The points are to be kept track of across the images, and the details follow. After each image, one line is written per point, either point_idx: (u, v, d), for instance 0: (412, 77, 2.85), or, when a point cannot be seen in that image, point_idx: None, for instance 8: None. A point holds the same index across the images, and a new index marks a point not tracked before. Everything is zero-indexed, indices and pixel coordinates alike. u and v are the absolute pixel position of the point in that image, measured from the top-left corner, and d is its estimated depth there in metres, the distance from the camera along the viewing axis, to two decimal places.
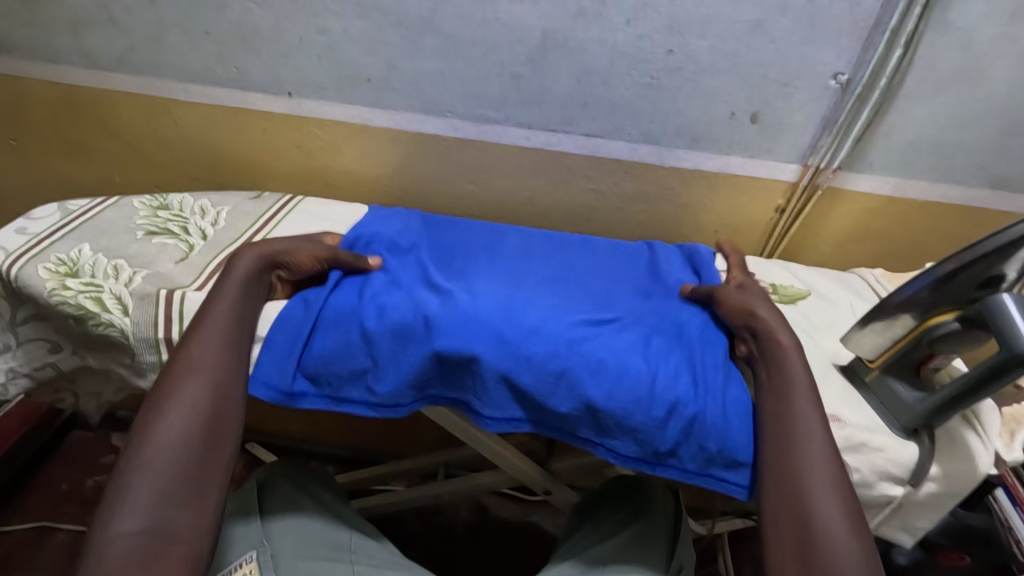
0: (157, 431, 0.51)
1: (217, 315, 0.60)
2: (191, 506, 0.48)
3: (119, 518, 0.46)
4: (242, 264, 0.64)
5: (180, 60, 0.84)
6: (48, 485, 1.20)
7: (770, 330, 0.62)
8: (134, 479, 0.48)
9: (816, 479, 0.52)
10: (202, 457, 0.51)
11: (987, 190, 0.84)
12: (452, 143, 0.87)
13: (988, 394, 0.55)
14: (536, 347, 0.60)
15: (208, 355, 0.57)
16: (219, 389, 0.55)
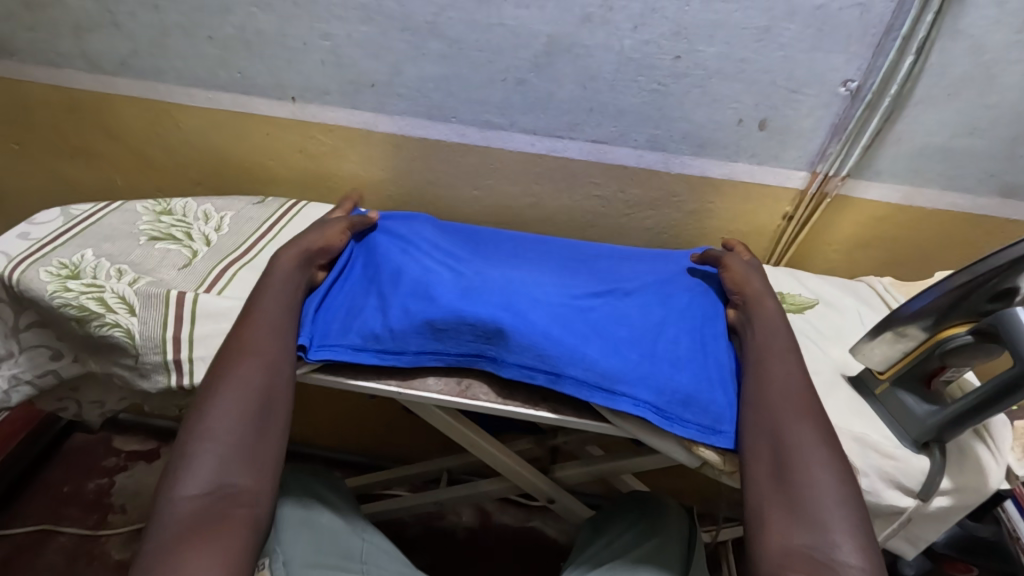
0: (215, 405, 0.54)
1: (268, 297, 0.63)
2: (248, 470, 0.51)
3: (184, 481, 0.49)
4: (291, 249, 0.68)
5: (184, 64, 0.83)
6: (49, 489, 1.19)
7: (759, 296, 0.69)
8: (195, 447, 0.51)
9: (790, 412, 0.56)
10: (257, 428, 0.54)
11: (997, 198, 0.84)
12: (456, 149, 0.87)
13: (1001, 408, 0.54)
14: (539, 310, 0.65)
15: (261, 332, 0.59)
16: (272, 362, 0.58)
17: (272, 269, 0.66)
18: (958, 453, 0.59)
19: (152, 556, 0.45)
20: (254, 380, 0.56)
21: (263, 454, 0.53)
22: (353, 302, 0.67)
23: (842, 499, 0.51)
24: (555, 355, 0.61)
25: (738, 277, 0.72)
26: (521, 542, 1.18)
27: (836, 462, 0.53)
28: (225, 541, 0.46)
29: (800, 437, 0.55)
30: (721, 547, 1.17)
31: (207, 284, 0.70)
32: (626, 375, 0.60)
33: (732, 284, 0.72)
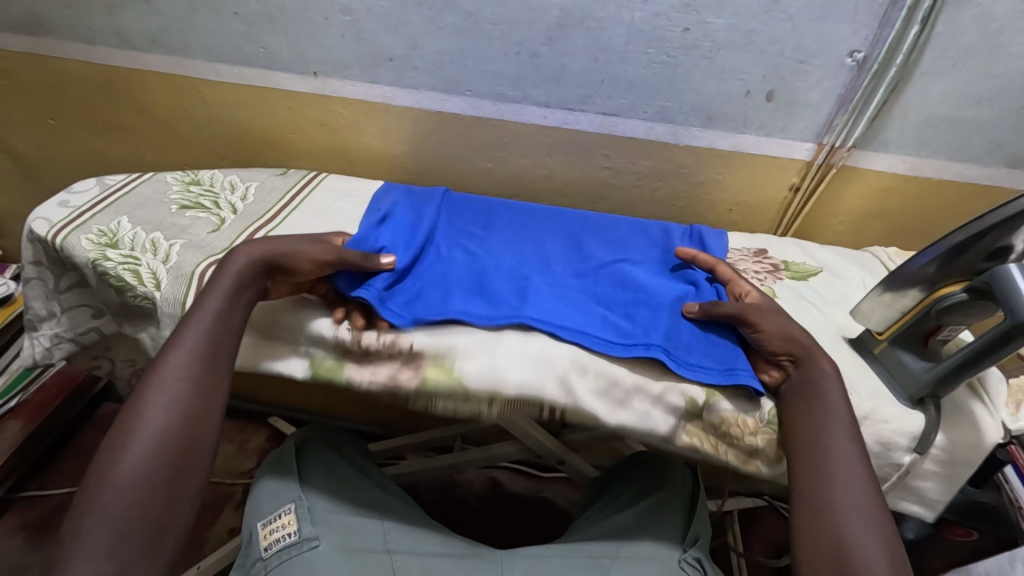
0: (118, 470, 0.50)
1: (197, 329, 0.58)
2: (143, 553, 0.48)
3: (73, 565, 0.45)
4: (244, 253, 0.63)
5: (211, 39, 0.86)
6: (84, 452, 1.26)
7: (810, 354, 0.60)
8: (86, 525, 0.47)
9: (864, 520, 0.51)
10: (164, 499, 0.50)
11: (1003, 168, 0.84)
12: (471, 122, 0.89)
13: (992, 362, 0.56)
14: (558, 285, 0.70)
15: (179, 382, 0.55)
16: (189, 419, 0.54)
17: (209, 288, 0.61)
18: (954, 409, 0.62)
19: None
20: (169, 444, 0.52)
21: (165, 531, 0.49)
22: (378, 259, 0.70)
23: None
24: (567, 321, 0.64)
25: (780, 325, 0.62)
26: (531, 509, 1.22)
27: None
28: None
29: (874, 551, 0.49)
30: (727, 516, 1.21)
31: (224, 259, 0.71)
32: (635, 332, 0.63)
33: (774, 344, 0.61)
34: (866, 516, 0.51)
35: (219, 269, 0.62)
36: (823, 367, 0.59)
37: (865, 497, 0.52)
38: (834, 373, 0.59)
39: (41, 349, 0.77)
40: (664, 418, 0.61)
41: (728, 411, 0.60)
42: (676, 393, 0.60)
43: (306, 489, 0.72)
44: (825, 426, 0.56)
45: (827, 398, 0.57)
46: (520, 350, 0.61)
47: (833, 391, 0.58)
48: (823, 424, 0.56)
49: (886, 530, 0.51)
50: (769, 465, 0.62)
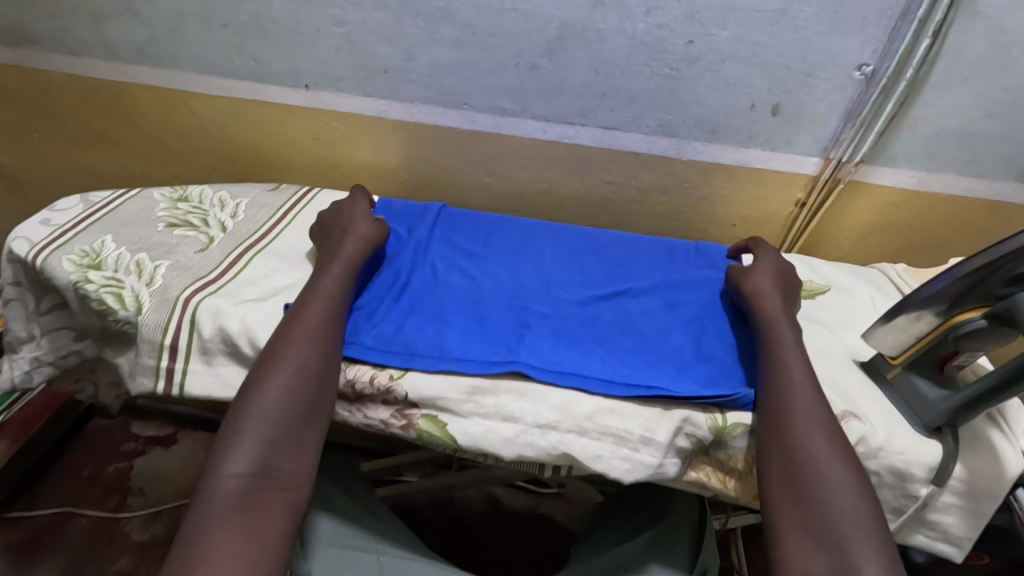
0: (266, 384, 0.55)
1: (326, 281, 0.64)
2: (293, 454, 0.53)
3: (230, 460, 0.50)
4: (351, 242, 0.69)
5: (200, 51, 0.84)
6: (71, 470, 1.23)
7: (759, 297, 0.65)
8: (244, 427, 0.53)
9: (808, 428, 0.53)
10: (306, 415, 0.55)
11: (1013, 183, 0.83)
12: (468, 135, 0.87)
13: (1013, 393, 0.53)
14: (557, 319, 0.68)
15: (315, 318, 0.60)
16: (325, 347, 0.58)
17: (334, 254, 0.67)
18: (971, 438, 0.59)
19: (194, 531, 0.47)
20: (311, 365, 0.56)
21: (309, 439, 0.54)
22: (367, 303, 0.68)
23: (857, 517, 0.48)
24: (566, 363, 0.61)
25: (751, 281, 0.67)
26: (530, 527, 1.19)
27: (856, 479, 0.51)
28: (264, 532, 0.48)
29: (816, 448, 0.52)
30: (731, 534, 1.17)
31: (206, 283, 0.68)
32: (641, 371, 0.61)
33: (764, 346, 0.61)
34: (812, 424, 0.54)
35: (331, 241, 0.70)
36: (770, 309, 0.63)
37: (807, 405, 0.55)
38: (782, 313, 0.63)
39: (20, 372, 0.74)
40: (674, 463, 0.58)
41: (741, 450, 0.58)
42: (684, 436, 0.58)
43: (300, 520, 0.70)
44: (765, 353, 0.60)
45: (778, 339, 0.60)
46: (515, 409, 0.58)
47: (778, 320, 0.62)
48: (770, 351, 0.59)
49: (829, 437, 0.53)
50: None
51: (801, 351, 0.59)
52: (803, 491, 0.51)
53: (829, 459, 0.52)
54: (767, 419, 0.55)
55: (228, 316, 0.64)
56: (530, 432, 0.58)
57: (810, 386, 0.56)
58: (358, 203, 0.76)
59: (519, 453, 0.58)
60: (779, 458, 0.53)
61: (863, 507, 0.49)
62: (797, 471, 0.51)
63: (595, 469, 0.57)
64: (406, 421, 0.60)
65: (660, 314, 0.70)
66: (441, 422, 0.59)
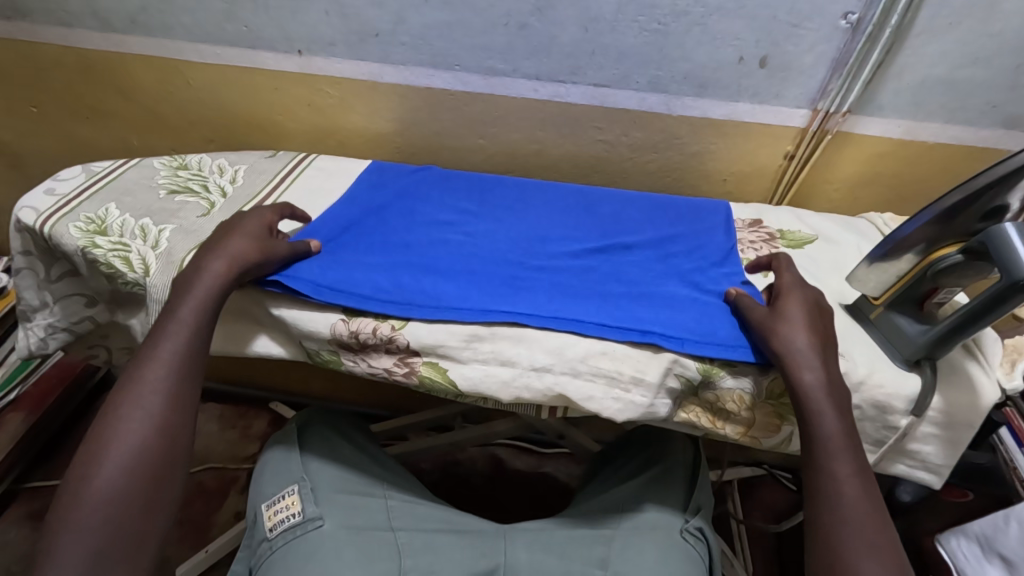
0: (94, 481, 0.53)
1: (173, 337, 0.59)
2: (131, 551, 0.53)
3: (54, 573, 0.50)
4: (217, 264, 0.61)
5: (192, 19, 0.84)
6: (87, 441, 1.26)
7: (791, 363, 0.57)
8: (66, 533, 0.51)
9: (856, 541, 0.52)
10: (143, 507, 0.54)
11: (1000, 130, 0.83)
12: (461, 97, 0.88)
13: (989, 322, 0.55)
14: (551, 272, 0.70)
15: (153, 396, 0.57)
16: (164, 430, 0.56)
17: (181, 297, 0.61)
18: (949, 370, 0.62)
19: None
20: (150, 453, 0.55)
21: (148, 531, 0.54)
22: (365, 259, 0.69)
23: None
24: (562, 310, 0.64)
25: (783, 335, 0.58)
26: (533, 483, 1.23)
27: None
28: None
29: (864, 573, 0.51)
30: (727, 486, 1.17)
31: None
32: (635, 318, 0.63)
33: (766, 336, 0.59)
34: (852, 528, 0.52)
35: (191, 268, 0.62)
36: (806, 382, 0.56)
37: (861, 511, 0.53)
38: (817, 381, 0.56)
39: (35, 339, 0.77)
40: (665, 404, 0.61)
41: (729, 390, 0.61)
42: (674, 377, 0.61)
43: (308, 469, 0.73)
44: (811, 447, 0.56)
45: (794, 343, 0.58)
46: (512, 354, 0.61)
47: (816, 402, 0.56)
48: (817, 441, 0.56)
49: (881, 547, 0.52)
50: (766, 435, 0.63)
51: (849, 431, 0.56)
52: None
53: None
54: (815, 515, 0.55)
55: None
56: (527, 375, 0.61)
57: (855, 487, 0.54)
58: (257, 218, 0.68)
59: (516, 396, 0.61)
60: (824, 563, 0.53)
61: None
62: None
63: (588, 410, 0.60)
64: (409, 368, 0.63)
65: (651, 265, 0.72)
66: (442, 368, 0.62)
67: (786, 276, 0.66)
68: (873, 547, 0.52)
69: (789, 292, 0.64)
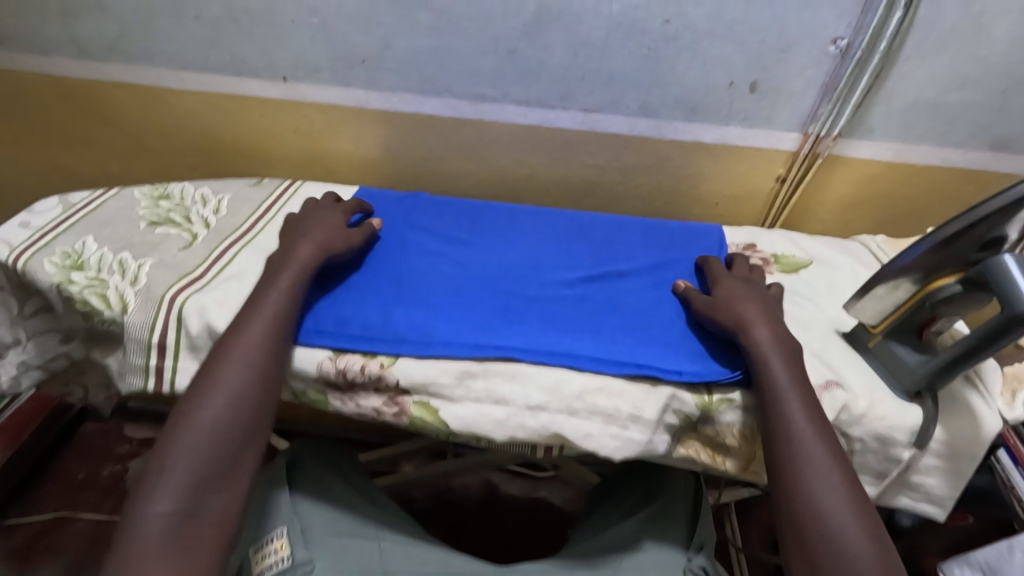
0: (199, 414, 0.52)
1: (270, 300, 0.60)
2: (223, 492, 0.50)
3: (154, 499, 0.47)
4: (306, 247, 0.66)
5: (174, 46, 0.83)
6: (65, 474, 1.21)
7: (743, 324, 0.60)
8: (171, 462, 0.50)
9: (813, 472, 0.51)
10: (238, 446, 0.52)
11: (988, 152, 0.84)
12: (449, 123, 0.87)
13: (990, 354, 0.54)
14: (544, 303, 0.68)
15: (256, 343, 0.57)
16: (263, 381, 0.56)
17: (280, 269, 0.64)
18: (950, 400, 0.61)
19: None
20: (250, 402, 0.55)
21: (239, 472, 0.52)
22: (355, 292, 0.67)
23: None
24: (555, 344, 0.62)
25: (732, 308, 0.62)
26: (527, 511, 1.20)
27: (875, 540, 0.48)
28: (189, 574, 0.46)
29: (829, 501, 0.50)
30: (724, 509, 1.15)
31: (192, 281, 0.68)
32: (631, 350, 0.62)
33: (722, 309, 0.63)
34: (825, 477, 0.51)
35: (282, 253, 0.66)
36: (759, 336, 0.59)
37: (815, 446, 0.53)
38: (770, 337, 0.59)
39: (8, 378, 0.74)
40: (663, 440, 0.60)
41: (728, 425, 0.59)
42: (672, 413, 0.60)
43: (298, 510, 0.70)
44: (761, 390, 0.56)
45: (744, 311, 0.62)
46: (506, 392, 0.59)
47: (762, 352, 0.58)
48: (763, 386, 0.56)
49: (838, 479, 0.51)
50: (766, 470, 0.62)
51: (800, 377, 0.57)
52: (810, 547, 0.49)
53: (849, 514, 0.49)
54: (778, 470, 0.53)
55: (215, 313, 0.64)
56: (521, 413, 0.59)
57: (816, 438, 0.53)
58: (336, 214, 0.73)
59: (511, 435, 0.59)
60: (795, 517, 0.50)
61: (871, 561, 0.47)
62: (807, 508, 0.50)
63: (585, 448, 0.58)
64: (398, 408, 0.61)
65: (646, 293, 0.71)
66: (433, 407, 0.60)
67: (716, 264, 0.72)
68: (840, 478, 0.51)
69: (727, 279, 0.68)
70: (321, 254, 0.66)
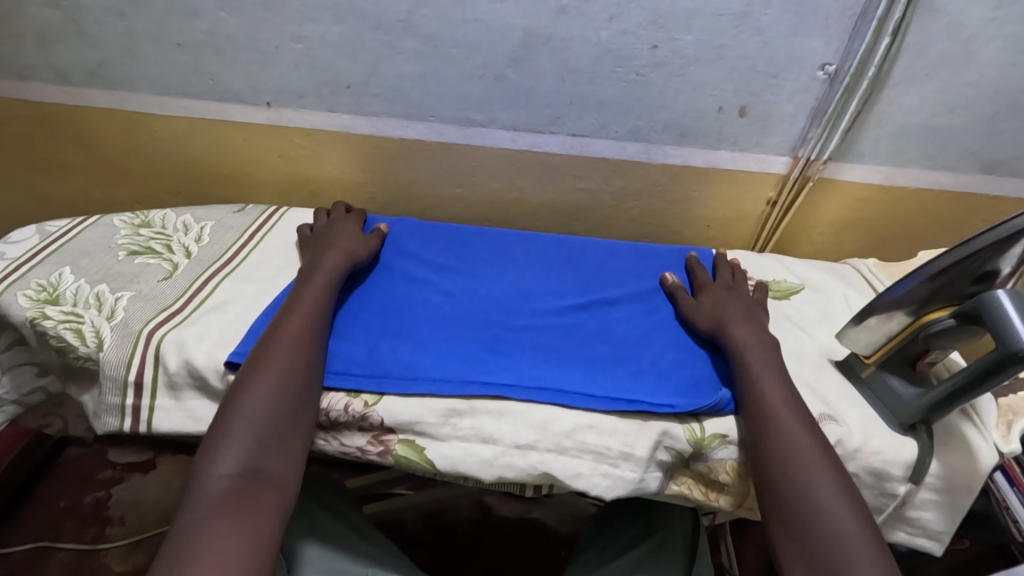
0: (252, 389, 0.56)
1: (309, 294, 0.65)
2: (281, 455, 0.53)
3: (219, 460, 0.51)
4: (332, 254, 0.71)
5: (155, 71, 0.81)
6: (45, 503, 1.09)
7: (724, 326, 0.65)
8: (232, 429, 0.53)
9: (796, 447, 0.53)
10: (292, 415, 0.55)
11: (978, 175, 0.83)
12: (437, 147, 0.86)
13: (985, 390, 0.54)
14: (533, 334, 0.67)
15: (299, 328, 0.61)
16: (309, 358, 0.59)
17: (313, 271, 0.68)
18: (944, 433, 0.60)
19: (185, 532, 0.47)
20: (299, 374, 0.57)
21: (294, 438, 0.54)
22: (342, 324, 0.66)
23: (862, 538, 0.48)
24: (545, 379, 0.61)
25: (712, 312, 0.67)
26: None
27: (854, 506, 0.50)
28: (257, 525, 0.49)
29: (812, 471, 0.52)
30: (720, 528, 1.12)
31: (170, 315, 0.66)
32: (623, 384, 0.61)
33: (707, 317, 0.67)
34: (799, 447, 0.53)
35: (311, 262, 0.70)
36: (738, 334, 0.63)
37: (791, 421, 0.55)
38: (748, 332, 0.64)
39: None
40: (656, 477, 0.58)
41: (722, 461, 0.58)
42: (664, 450, 0.58)
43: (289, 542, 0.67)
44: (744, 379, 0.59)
45: (725, 311, 0.67)
46: (494, 431, 0.58)
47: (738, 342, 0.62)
48: (746, 372, 0.59)
49: (817, 452, 0.53)
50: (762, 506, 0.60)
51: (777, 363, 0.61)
52: (792, 522, 0.50)
53: (829, 482, 0.51)
54: (758, 443, 0.55)
55: (194, 348, 0.62)
56: (509, 452, 0.57)
57: (792, 420, 0.55)
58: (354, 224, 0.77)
59: (499, 475, 0.57)
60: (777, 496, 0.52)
61: (850, 523, 0.49)
62: (793, 475, 0.52)
63: (576, 488, 0.57)
64: (383, 447, 0.59)
65: (638, 320, 0.70)
66: (419, 446, 0.58)
67: (702, 272, 0.74)
68: (818, 450, 0.53)
69: (707, 289, 0.72)
70: (346, 261, 0.70)
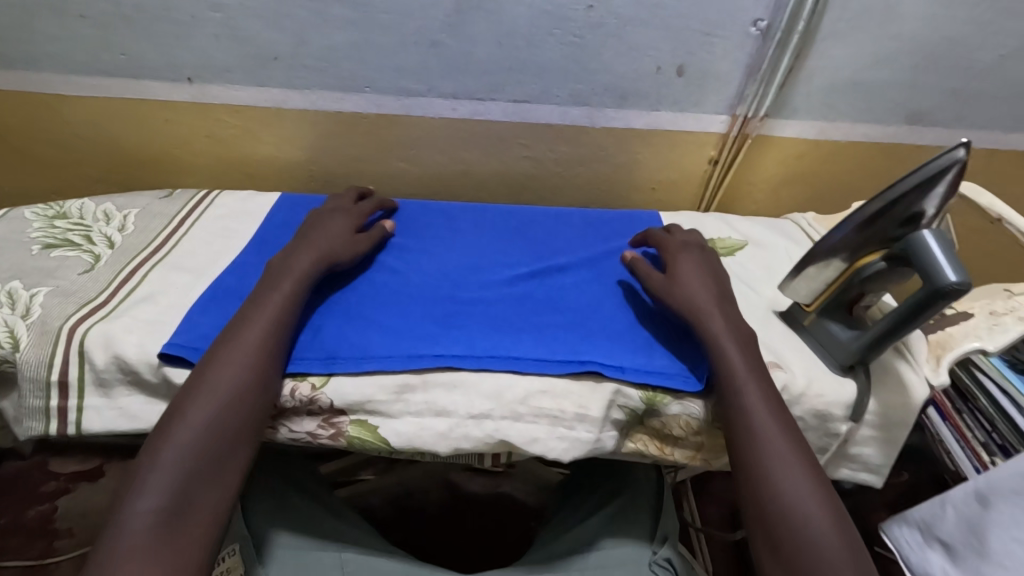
0: (190, 414, 0.50)
1: (274, 299, 0.59)
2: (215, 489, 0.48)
3: (139, 497, 0.46)
4: (307, 252, 0.64)
5: (58, 47, 0.74)
6: None
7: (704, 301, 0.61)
8: (162, 458, 0.48)
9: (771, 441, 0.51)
10: (232, 445, 0.50)
11: (904, 125, 0.87)
12: (375, 120, 0.83)
13: (915, 327, 0.56)
14: (483, 305, 0.66)
15: (251, 344, 0.55)
16: (258, 375, 0.53)
17: (281, 272, 0.62)
18: (881, 371, 0.63)
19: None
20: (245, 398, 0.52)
21: (230, 470, 0.50)
22: None
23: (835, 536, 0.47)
24: (497, 347, 0.60)
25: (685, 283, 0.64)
26: None
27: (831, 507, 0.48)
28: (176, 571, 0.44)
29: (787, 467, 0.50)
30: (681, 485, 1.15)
31: (94, 309, 0.62)
32: (574, 350, 0.60)
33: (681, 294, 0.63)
34: (776, 442, 0.51)
35: (284, 259, 0.63)
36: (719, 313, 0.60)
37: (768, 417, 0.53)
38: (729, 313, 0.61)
39: None
40: (612, 436, 0.59)
41: (674, 416, 0.59)
42: (618, 409, 0.59)
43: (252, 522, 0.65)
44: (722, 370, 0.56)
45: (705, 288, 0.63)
46: (447, 404, 0.57)
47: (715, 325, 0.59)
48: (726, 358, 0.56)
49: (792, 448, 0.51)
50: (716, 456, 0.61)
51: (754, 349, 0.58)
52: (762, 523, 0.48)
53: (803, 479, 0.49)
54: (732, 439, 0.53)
55: (123, 342, 0.58)
56: (464, 424, 0.57)
57: (772, 415, 0.53)
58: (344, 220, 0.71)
59: (455, 447, 0.57)
60: (743, 482, 0.51)
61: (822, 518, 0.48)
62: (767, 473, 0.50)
63: (533, 453, 0.57)
64: (335, 429, 0.57)
65: (589, 286, 0.70)
66: (372, 425, 0.57)
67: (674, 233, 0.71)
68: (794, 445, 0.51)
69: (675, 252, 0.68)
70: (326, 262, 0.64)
